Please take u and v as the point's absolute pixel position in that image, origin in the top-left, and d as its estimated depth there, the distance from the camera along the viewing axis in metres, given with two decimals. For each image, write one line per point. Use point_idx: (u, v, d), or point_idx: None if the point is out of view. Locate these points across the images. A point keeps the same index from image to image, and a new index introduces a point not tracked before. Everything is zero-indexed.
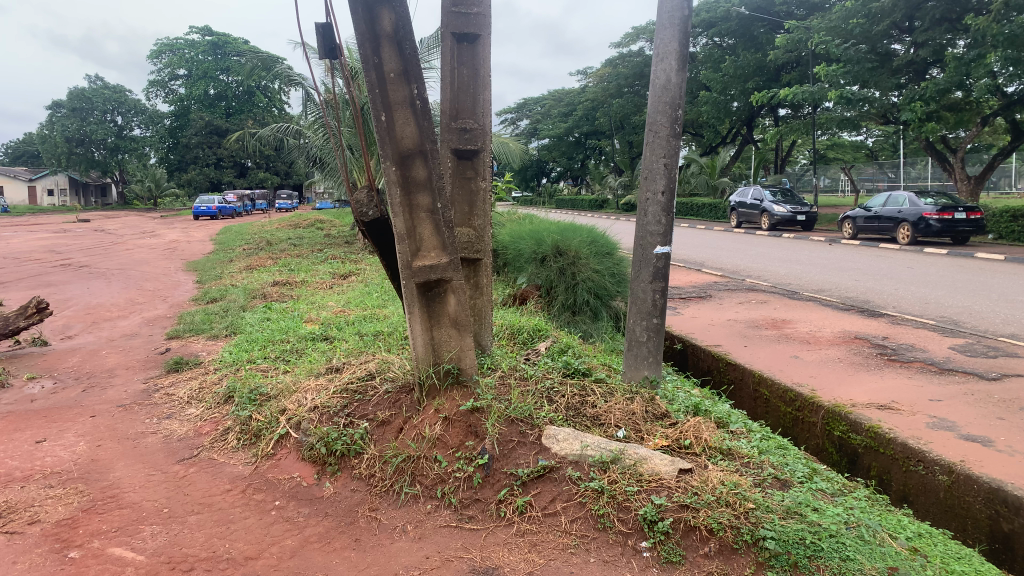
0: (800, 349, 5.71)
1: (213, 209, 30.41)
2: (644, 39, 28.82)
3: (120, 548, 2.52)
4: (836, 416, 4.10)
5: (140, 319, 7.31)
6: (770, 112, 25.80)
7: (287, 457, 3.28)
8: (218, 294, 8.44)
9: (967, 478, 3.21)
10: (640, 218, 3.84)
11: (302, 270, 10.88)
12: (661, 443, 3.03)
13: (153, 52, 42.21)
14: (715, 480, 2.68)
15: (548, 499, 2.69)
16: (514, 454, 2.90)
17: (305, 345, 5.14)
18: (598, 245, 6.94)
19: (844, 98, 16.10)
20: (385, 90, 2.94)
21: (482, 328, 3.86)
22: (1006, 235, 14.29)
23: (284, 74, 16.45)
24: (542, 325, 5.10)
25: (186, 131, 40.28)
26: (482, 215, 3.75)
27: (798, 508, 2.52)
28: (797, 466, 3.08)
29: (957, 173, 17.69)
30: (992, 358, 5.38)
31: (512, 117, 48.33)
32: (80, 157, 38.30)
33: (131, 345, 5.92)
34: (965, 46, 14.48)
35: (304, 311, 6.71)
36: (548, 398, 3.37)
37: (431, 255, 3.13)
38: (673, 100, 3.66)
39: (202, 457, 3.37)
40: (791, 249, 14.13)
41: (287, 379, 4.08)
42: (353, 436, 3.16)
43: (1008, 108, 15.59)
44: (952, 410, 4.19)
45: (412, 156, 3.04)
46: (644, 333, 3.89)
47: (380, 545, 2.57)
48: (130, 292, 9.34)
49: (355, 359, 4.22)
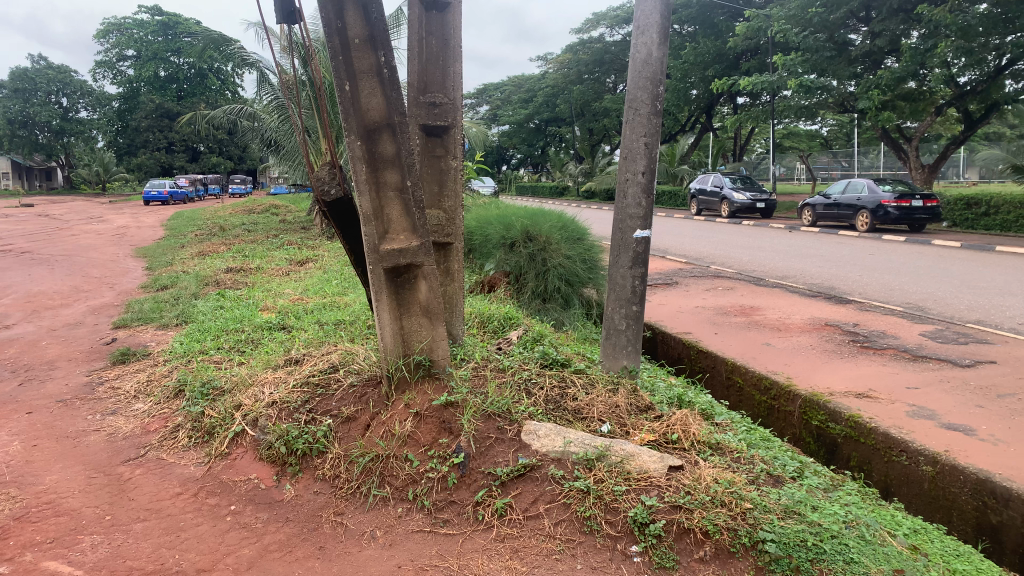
0: (772, 337, 5.62)
1: (165, 194, 29.55)
2: (604, 25, 28.59)
3: (56, 562, 2.27)
4: (814, 405, 3.99)
5: (84, 308, 6.91)
6: (729, 100, 25.93)
7: (243, 458, 3.02)
8: (169, 281, 8.04)
9: (952, 469, 3.11)
10: (619, 200, 3.65)
11: (257, 256, 10.50)
12: (648, 437, 2.85)
13: (99, 31, 40.77)
14: (708, 478, 2.51)
15: (529, 501, 2.49)
16: (492, 451, 2.69)
17: (261, 335, 4.84)
18: (569, 230, 6.74)
19: (803, 86, 16.10)
20: (350, 57, 2.70)
21: (454, 317, 3.64)
22: (960, 223, 14.52)
23: (236, 55, 15.91)
24: (512, 313, 4.90)
25: (135, 114, 38.98)
26: (453, 195, 3.55)
27: (797, 507, 2.36)
28: (787, 460, 2.95)
29: (912, 162, 17.87)
30: (963, 345, 5.34)
31: (472, 102, 47.82)
32: (23, 139, 37.00)
33: (75, 335, 5.56)
34: (920, 36, 14.60)
35: (259, 299, 6.39)
36: (527, 391, 3.18)
37: (401, 238, 2.90)
38: (655, 76, 3.47)
39: (149, 458, 3.09)
40: (754, 236, 14.11)
41: (243, 371, 3.80)
42: (316, 435, 2.92)
43: (961, 98, 15.70)
44: (929, 398, 4.12)
45: (379, 130, 2.80)
46: (623, 321, 3.72)
47: (346, 554, 2.35)
48: (74, 279, 8.90)
49: (317, 350, 3.97)
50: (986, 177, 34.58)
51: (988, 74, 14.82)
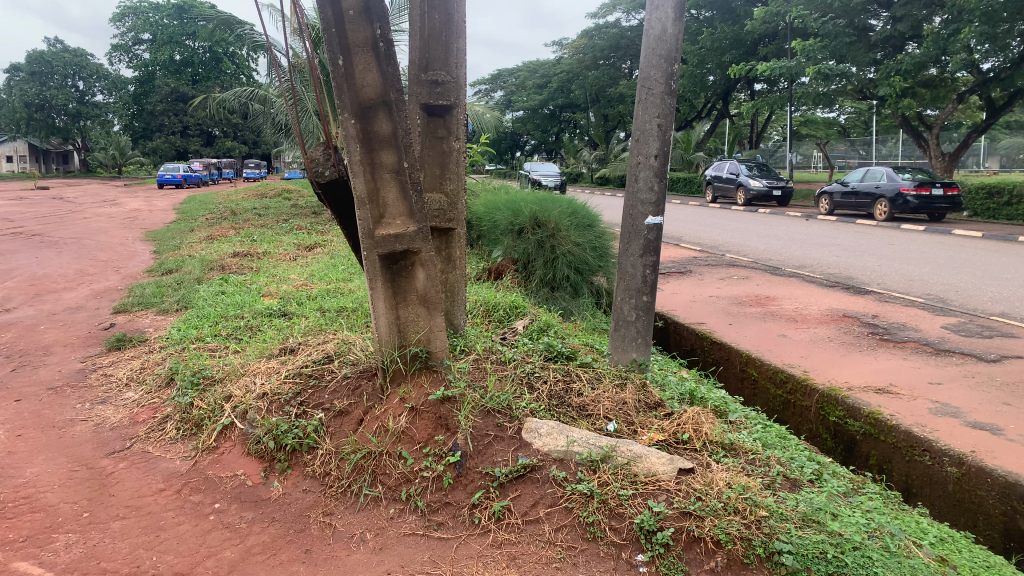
0: (787, 328, 5.43)
1: (178, 177, 29.61)
2: (621, 10, 28.16)
3: (26, 564, 2.13)
4: (832, 400, 3.81)
5: (87, 292, 6.79)
6: (746, 87, 25.50)
7: (230, 452, 2.89)
8: (174, 265, 7.92)
9: (979, 472, 2.93)
10: (630, 185, 3.47)
11: (265, 240, 10.37)
12: (657, 437, 2.69)
13: (114, 14, 40.86)
14: (720, 483, 2.34)
15: (529, 504, 2.34)
16: (490, 450, 2.54)
17: (261, 321, 4.71)
18: (579, 216, 6.54)
19: (821, 73, 15.76)
20: (343, 30, 2.53)
21: (455, 306, 3.48)
22: (981, 212, 14.20)
23: (247, 38, 15.75)
24: (518, 301, 4.75)
25: (150, 98, 39.04)
26: (456, 178, 3.39)
27: (816, 515, 2.19)
28: (805, 462, 2.77)
29: (932, 150, 17.48)
30: (988, 338, 5.13)
31: (486, 88, 47.40)
32: (40, 123, 37.27)
33: (74, 320, 5.45)
34: (942, 21, 14.25)
35: (262, 285, 6.23)
36: (529, 385, 3.02)
37: (397, 222, 2.74)
38: (669, 53, 3.28)
39: (135, 451, 2.96)
40: (771, 224, 13.85)
41: (236, 360, 3.67)
42: (306, 429, 2.78)
43: (984, 85, 15.33)
44: (954, 395, 3.93)
45: (374, 107, 2.62)
46: (632, 312, 3.55)
47: (334, 558, 2.21)
48: (80, 262, 8.81)
49: (314, 339, 3.81)
50: (1006, 166, 34.06)
51: (1012, 61, 14.41)
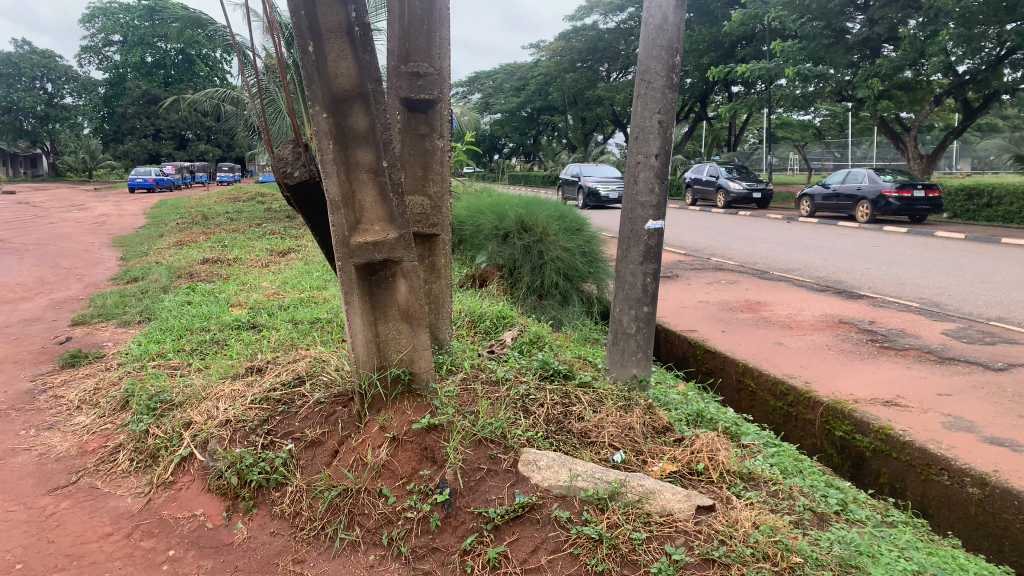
0: (783, 335, 5.21)
1: (149, 181, 28.99)
2: (598, 12, 27.92)
3: None
4: (838, 414, 3.56)
5: (46, 302, 6.40)
6: (723, 89, 25.43)
7: (189, 488, 2.58)
8: (139, 273, 7.55)
9: (1005, 493, 2.70)
10: (629, 188, 3.20)
11: (236, 246, 9.98)
12: (669, 469, 2.42)
13: (84, 15, 40.02)
14: (745, 523, 2.08)
15: (528, 550, 2.05)
16: (483, 487, 2.26)
17: (228, 334, 4.38)
18: (567, 221, 6.30)
19: (800, 74, 15.62)
20: (314, 11, 2.23)
21: (439, 320, 3.21)
22: (961, 214, 14.14)
23: (217, 36, 15.25)
24: (505, 310, 4.46)
25: (121, 101, 38.27)
26: (439, 180, 3.11)
27: (855, 561, 1.94)
28: (827, 490, 2.52)
29: (910, 152, 17.40)
30: (991, 345, 4.93)
31: (463, 91, 47.03)
32: (7, 126, 36.40)
33: (27, 333, 5.09)
34: (919, 23, 14.14)
35: (231, 294, 5.88)
36: (524, 409, 2.75)
37: (376, 228, 2.45)
38: (670, 44, 3.02)
39: (82, 486, 2.64)
40: (753, 226, 13.70)
41: (198, 382, 3.34)
42: (274, 463, 2.48)
43: (960, 88, 15.20)
44: (964, 406, 3.70)
45: (349, 100, 2.33)
46: (632, 324, 3.29)
47: None
48: (41, 270, 8.39)
49: (284, 357, 3.50)
50: (979, 168, 34.29)
51: (987, 63, 14.34)
